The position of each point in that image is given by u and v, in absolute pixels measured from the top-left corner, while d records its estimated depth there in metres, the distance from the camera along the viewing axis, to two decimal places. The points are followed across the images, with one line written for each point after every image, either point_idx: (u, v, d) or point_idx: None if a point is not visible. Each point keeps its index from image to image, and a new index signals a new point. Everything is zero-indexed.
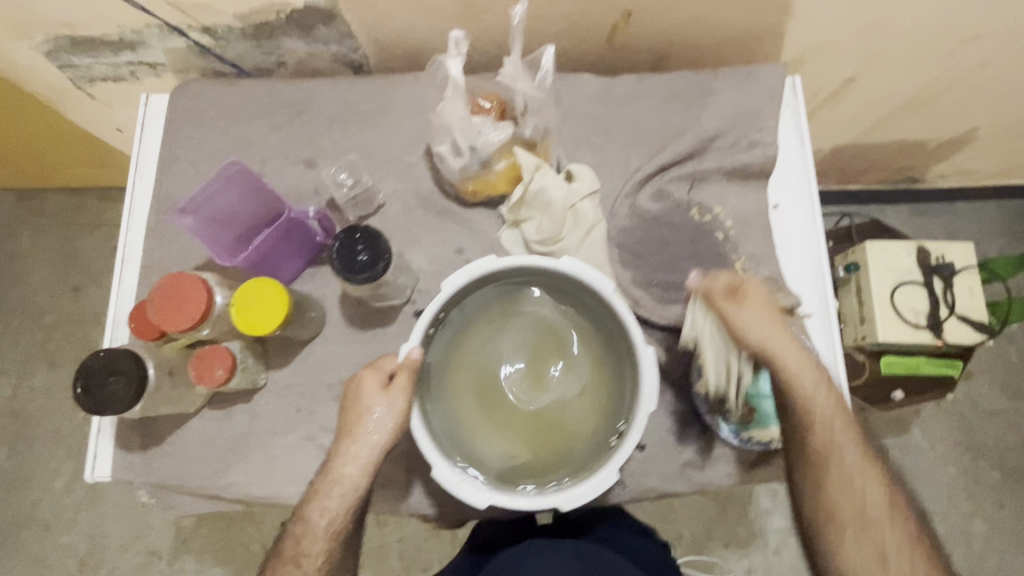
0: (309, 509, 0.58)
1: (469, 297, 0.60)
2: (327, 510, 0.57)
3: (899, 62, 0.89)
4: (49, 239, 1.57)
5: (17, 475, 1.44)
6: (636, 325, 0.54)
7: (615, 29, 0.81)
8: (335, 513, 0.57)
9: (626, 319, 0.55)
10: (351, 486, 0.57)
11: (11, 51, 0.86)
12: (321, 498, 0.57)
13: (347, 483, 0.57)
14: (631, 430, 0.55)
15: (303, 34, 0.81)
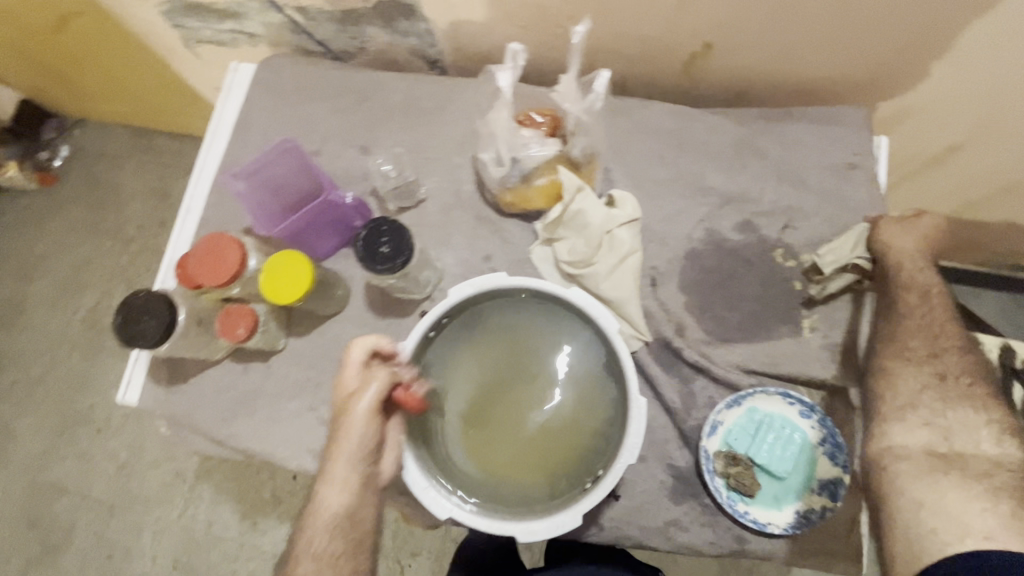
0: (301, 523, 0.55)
1: (476, 306, 0.59)
2: (312, 521, 0.54)
3: (1010, 135, 0.79)
4: (150, 174, 1.75)
5: (85, 378, 1.61)
6: (633, 370, 0.54)
7: (692, 60, 0.78)
8: (320, 529, 0.53)
9: (624, 363, 0.55)
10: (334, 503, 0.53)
11: (136, 7, 0.95)
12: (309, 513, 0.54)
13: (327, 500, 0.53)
14: (604, 479, 0.53)
15: (386, 24, 0.85)
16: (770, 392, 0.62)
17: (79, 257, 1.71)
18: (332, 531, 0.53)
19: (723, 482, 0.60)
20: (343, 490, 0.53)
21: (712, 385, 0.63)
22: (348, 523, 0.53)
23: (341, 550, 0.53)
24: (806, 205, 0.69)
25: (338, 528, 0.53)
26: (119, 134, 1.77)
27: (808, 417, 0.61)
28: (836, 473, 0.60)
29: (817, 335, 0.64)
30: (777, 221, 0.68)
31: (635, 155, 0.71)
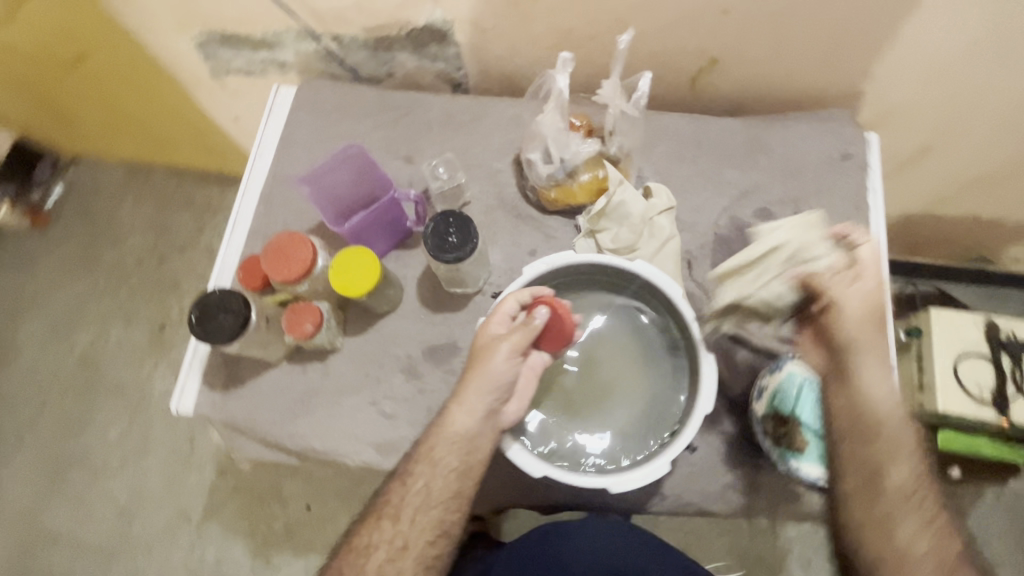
0: (423, 437, 0.61)
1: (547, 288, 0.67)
2: (433, 440, 0.60)
3: (976, 137, 0.89)
4: (146, 212, 1.69)
5: (74, 419, 1.51)
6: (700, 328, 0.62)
7: (698, 74, 0.85)
8: (440, 445, 0.60)
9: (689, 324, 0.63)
10: (460, 427, 0.59)
11: (169, 38, 0.99)
12: (432, 432, 0.60)
13: (455, 422, 0.59)
14: (684, 427, 0.61)
15: (416, 49, 0.91)
16: None
17: (71, 296, 1.63)
18: (452, 450, 0.59)
19: (775, 442, 0.66)
20: (472, 418, 0.59)
21: (753, 354, 0.70)
22: (466, 448, 0.59)
23: (454, 471, 0.59)
24: (814, 194, 0.77)
25: (458, 451, 0.59)
26: (115, 171, 1.74)
27: None
28: None
29: None
30: (790, 209, 0.76)
31: (660, 156, 0.78)
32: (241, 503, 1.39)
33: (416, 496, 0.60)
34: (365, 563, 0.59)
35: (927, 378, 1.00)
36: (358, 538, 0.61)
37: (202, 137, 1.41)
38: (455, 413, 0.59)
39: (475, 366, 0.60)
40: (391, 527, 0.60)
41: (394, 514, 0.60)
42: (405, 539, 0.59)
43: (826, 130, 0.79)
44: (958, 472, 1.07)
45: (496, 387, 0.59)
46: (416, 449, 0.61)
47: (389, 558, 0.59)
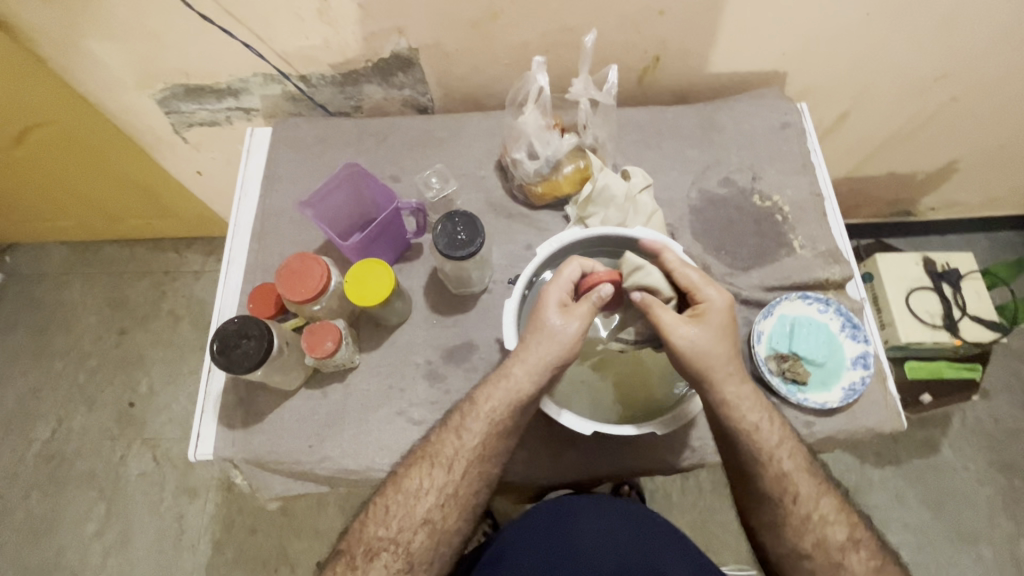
0: (480, 392, 0.63)
1: (555, 266, 0.71)
2: (493, 399, 0.61)
3: (883, 99, 1.03)
4: (101, 287, 1.61)
5: (45, 519, 1.38)
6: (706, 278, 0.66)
7: (645, 72, 0.94)
8: (500, 403, 0.61)
9: None
10: (520, 386, 0.60)
11: (129, 98, 0.99)
12: (491, 388, 0.62)
13: (517, 383, 0.60)
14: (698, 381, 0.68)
15: (383, 80, 0.95)
16: (792, 299, 0.76)
17: (26, 388, 1.51)
18: (510, 408, 0.61)
19: (781, 378, 0.72)
20: (530, 379, 0.60)
21: (744, 307, 0.77)
22: (523, 408, 0.61)
23: (506, 431, 0.61)
24: (766, 160, 0.86)
25: (516, 410, 0.61)
26: (60, 251, 1.65)
27: (826, 310, 0.75)
28: (861, 349, 0.73)
29: (808, 249, 0.79)
30: (749, 175, 0.85)
31: (628, 144, 0.86)
32: (247, 571, 1.31)
33: (468, 449, 0.61)
34: (412, 506, 0.61)
35: (886, 316, 1.11)
36: (408, 480, 0.62)
37: (160, 199, 1.38)
38: (514, 370, 0.61)
39: (535, 339, 0.61)
40: (442, 475, 0.61)
41: (447, 461, 0.62)
42: (454, 487, 0.61)
43: (764, 106, 0.89)
44: (929, 399, 1.14)
45: (555, 360, 0.60)
46: (473, 403, 0.63)
47: (437, 504, 0.61)
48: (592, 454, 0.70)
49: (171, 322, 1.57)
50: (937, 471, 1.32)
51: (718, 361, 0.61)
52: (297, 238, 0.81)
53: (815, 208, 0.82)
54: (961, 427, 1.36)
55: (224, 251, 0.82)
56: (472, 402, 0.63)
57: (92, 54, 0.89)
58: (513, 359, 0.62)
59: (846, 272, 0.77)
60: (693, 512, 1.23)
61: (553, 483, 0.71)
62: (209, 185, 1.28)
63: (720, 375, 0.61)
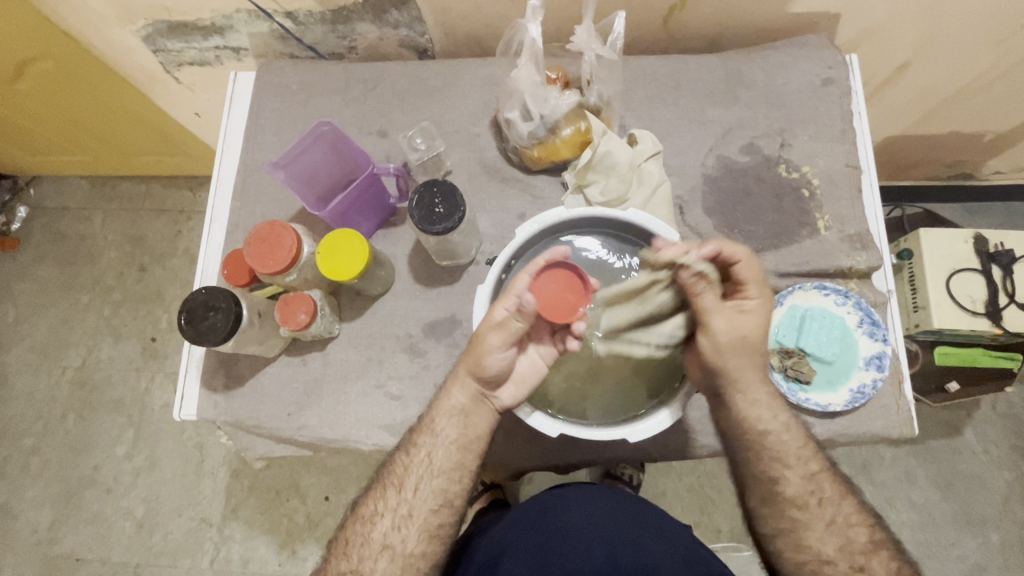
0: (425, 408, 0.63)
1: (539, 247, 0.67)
2: (434, 412, 0.62)
3: (958, 49, 0.87)
4: (116, 221, 1.59)
5: (77, 442, 1.45)
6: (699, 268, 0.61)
7: (673, 11, 0.80)
8: (441, 416, 0.61)
9: None
10: (457, 400, 0.61)
11: (113, 32, 0.93)
12: (435, 408, 0.62)
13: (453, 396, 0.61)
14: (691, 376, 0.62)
15: (375, 18, 0.83)
16: (806, 288, 0.69)
17: (56, 318, 1.54)
18: (448, 417, 0.61)
19: (782, 375, 0.67)
20: (467, 394, 0.61)
21: None
22: (465, 420, 0.61)
23: (455, 443, 0.61)
24: (800, 123, 0.75)
25: (462, 423, 0.61)
26: (79, 185, 1.62)
27: (844, 303, 0.68)
28: (878, 348, 0.67)
29: (834, 231, 0.71)
30: (777, 142, 0.75)
31: (640, 102, 0.76)
32: (261, 501, 1.35)
33: (418, 466, 0.61)
34: (369, 533, 0.60)
35: (922, 298, 1.01)
36: (364, 506, 0.61)
37: (164, 138, 1.34)
38: (449, 385, 0.62)
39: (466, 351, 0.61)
40: (395, 496, 0.60)
41: (399, 482, 0.61)
42: (408, 508, 0.60)
43: (807, 56, 0.76)
44: (957, 387, 1.07)
45: (474, 371, 0.60)
46: (420, 422, 0.62)
47: (394, 526, 0.59)
48: (570, 440, 0.68)
49: (187, 261, 1.55)
50: (954, 454, 1.26)
51: (741, 362, 0.58)
52: (279, 197, 0.77)
53: (849, 183, 0.72)
54: (990, 411, 1.28)
55: (207, 210, 0.79)
56: (418, 422, 0.63)
57: None
58: (454, 376, 0.63)
59: (872, 260, 0.69)
60: (692, 478, 1.21)
61: (531, 465, 0.70)
62: (209, 126, 1.23)
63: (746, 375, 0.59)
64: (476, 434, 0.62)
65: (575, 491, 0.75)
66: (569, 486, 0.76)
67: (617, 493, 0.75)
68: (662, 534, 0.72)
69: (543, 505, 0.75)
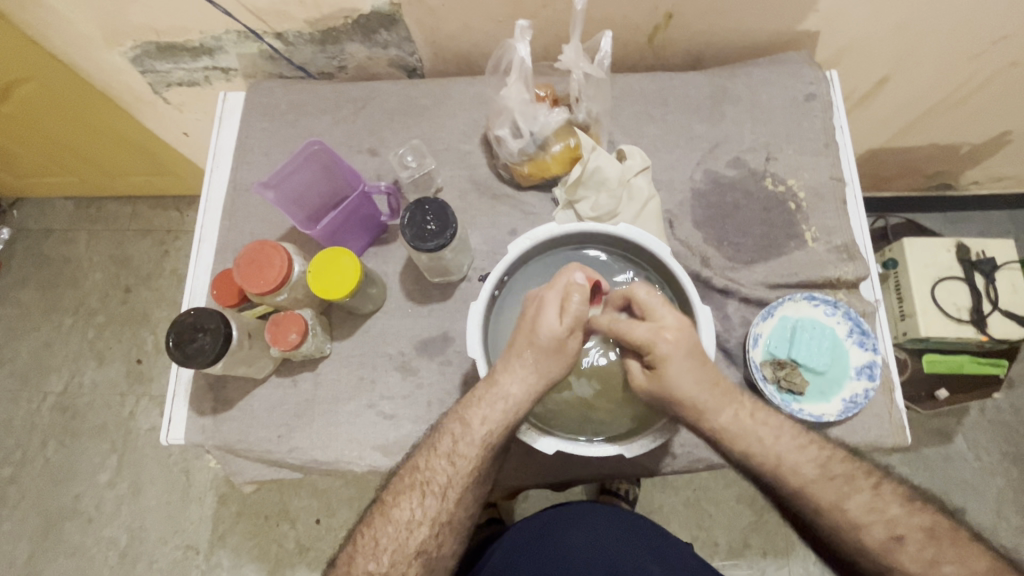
0: (472, 411, 0.59)
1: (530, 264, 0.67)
2: (489, 421, 0.58)
3: (934, 64, 0.89)
4: (102, 243, 1.57)
5: (59, 470, 1.41)
6: (692, 282, 0.60)
7: (657, 30, 0.81)
8: (497, 424, 0.58)
9: (681, 278, 0.62)
10: (519, 406, 0.57)
11: (101, 54, 0.92)
12: (484, 409, 0.58)
13: (518, 403, 0.57)
14: None
15: (365, 39, 0.84)
16: (796, 299, 0.70)
17: (38, 342, 1.51)
18: (504, 422, 0.58)
19: (775, 386, 0.67)
20: (528, 399, 0.58)
21: (743, 305, 0.71)
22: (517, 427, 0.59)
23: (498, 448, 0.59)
24: (784, 138, 0.77)
25: (512, 429, 0.58)
26: (64, 207, 1.60)
27: (834, 313, 0.69)
28: (868, 357, 0.67)
29: (821, 242, 0.72)
30: (762, 156, 0.76)
31: (628, 119, 0.78)
32: (249, 527, 1.32)
33: (461, 472, 0.59)
34: (405, 539, 0.57)
35: (908, 306, 1.03)
36: (397, 511, 0.58)
37: (150, 157, 1.33)
38: (509, 388, 0.57)
39: (534, 354, 0.58)
40: (436, 504, 0.58)
41: (440, 489, 0.58)
42: (449, 515, 0.58)
43: (788, 73, 0.78)
44: (945, 394, 1.09)
45: (554, 375, 0.58)
46: (468, 425, 0.58)
47: (432, 533, 0.58)
48: (566, 457, 0.68)
49: (174, 282, 1.53)
50: (945, 461, 1.26)
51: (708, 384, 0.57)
52: (270, 216, 0.77)
53: (834, 195, 0.74)
54: (979, 417, 1.28)
55: (195, 230, 0.79)
56: (461, 420, 0.59)
57: (53, 7, 0.81)
58: (510, 375, 0.58)
59: (860, 271, 0.70)
60: (687, 491, 1.20)
61: (527, 485, 0.69)
62: (198, 146, 1.23)
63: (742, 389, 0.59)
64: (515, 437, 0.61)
65: (579, 511, 0.74)
66: (572, 506, 0.75)
67: (619, 516, 0.74)
68: (663, 557, 0.71)
69: (545, 523, 0.73)
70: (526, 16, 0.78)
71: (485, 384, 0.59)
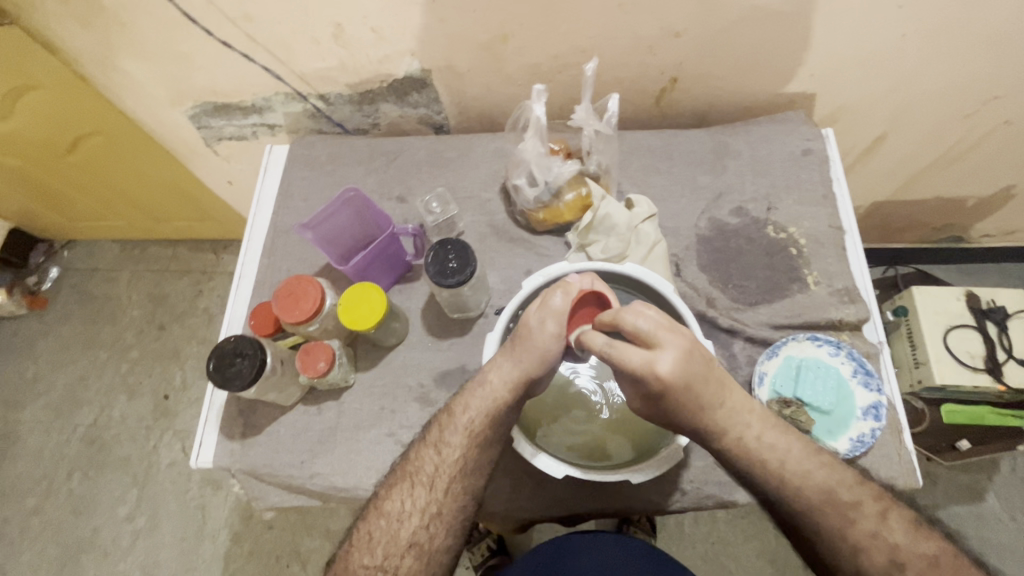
0: (457, 404, 0.64)
1: None
2: (470, 411, 0.63)
3: (927, 121, 0.95)
4: (143, 282, 1.67)
5: (81, 502, 1.44)
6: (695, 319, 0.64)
7: (663, 92, 0.89)
8: (476, 414, 0.63)
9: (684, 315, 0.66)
10: (497, 396, 0.62)
11: (164, 112, 1.04)
12: (465, 398, 0.64)
13: (495, 396, 0.62)
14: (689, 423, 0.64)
15: (398, 99, 0.93)
16: (800, 340, 0.73)
17: (74, 375, 1.58)
18: (483, 414, 0.62)
19: (783, 424, 0.70)
20: (505, 393, 0.62)
21: (749, 344, 0.74)
22: (498, 420, 0.63)
23: (488, 442, 0.63)
24: (784, 189, 0.82)
25: (493, 421, 0.63)
26: (111, 248, 1.71)
27: (837, 353, 0.72)
28: (874, 398, 0.69)
29: (823, 286, 0.75)
30: (764, 206, 0.81)
31: (637, 171, 0.84)
32: (260, 566, 1.31)
33: (447, 464, 0.63)
34: (396, 530, 0.62)
35: (921, 354, 1.03)
36: (389, 504, 0.63)
37: (195, 204, 1.44)
38: (489, 381, 0.63)
39: (520, 349, 0.61)
40: (425, 495, 0.63)
41: (428, 480, 0.63)
42: (438, 506, 0.63)
43: (786, 131, 0.84)
44: (968, 445, 1.08)
45: (534, 372, 0.61)
46: (452, 419, 0.64)
47: (422, 525, 0.62)
48: (575, 490, 0.69)
49: (206, 320, 1.60)
50: (979, 521, 1.19)
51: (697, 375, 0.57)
52: (305, 255, 0.84)
53: (834, 241, 0.78)
54: (1011, 474, 1.22)
55: (237, 267, 0.86)
56: (448, 414, 0.65)
57: (127, 72, 0.93)
58: (493, 367, 0.63)
59: (862, 314, 0.73)
60: (706, 545, 1.17)
61: (538, 518, 0.70)
62: (240, 193, 1.33)
63: (746, 423, 0.60)
64: (501, 430, 0.64)
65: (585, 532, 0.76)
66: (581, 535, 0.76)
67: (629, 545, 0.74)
68: None
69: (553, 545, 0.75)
70: (543, 81, 0.87)
71: (472, 383, 0.65)
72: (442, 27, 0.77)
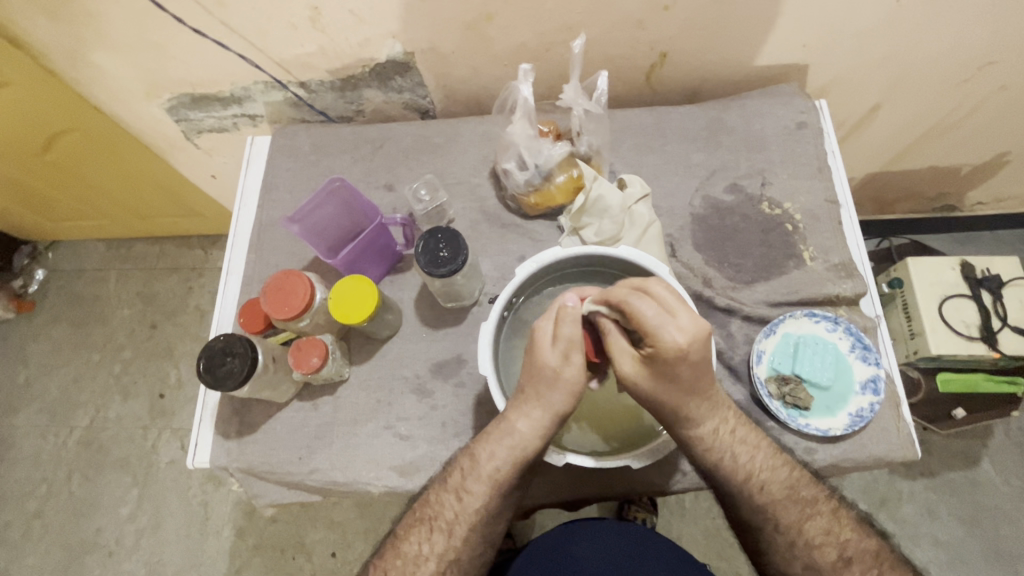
0: (481, 448, 0.63)
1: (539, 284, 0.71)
2: (496, 458, 0.62)
3: (921, 89, 0.93)
4: (131, 281, 1.64)
5: (82, 504, 1.43)
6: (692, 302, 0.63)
7: (653, 68, 0.87)
8: (503, 461, 0.62)
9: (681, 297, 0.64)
10: (525, 440, 0.61)
11: (139, 105, 1.00)
12: (491, 441, 0.62)
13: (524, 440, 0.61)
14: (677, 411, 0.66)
15: (381, 85, 0.90)
16: (797, 317, 0.73)
17: (67, 377, 1.56)
18: (510, 462, 0.61)
19: (781, 402, 0.70)
20: (535, 436, 0.62)
21: (746, 323, 0.73)
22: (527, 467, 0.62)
23: (508, 488, 0.63)
24: (778, 164, 0.80)
25: (518, 468, 0.62)
26: (97, 248, 1.68)
27: (835, 329, 0.72)
28: (872, 371, 0.69)
29: (819, 261, 0.74)
30: (758, 181, 0.80)
31: (629, 151, 0.82)
32: (265, 560, 1.32)
33: (467, 510, 0.62)
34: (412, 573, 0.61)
35: (916, 324, 1.03)
36: (407, 544, 0.62)
37: (179, 199, 1.41)
38: (516, 424, 0.62)
39: (540, 387, 0.61)
40: (442, 541, 0.62)
41: (447, 525, 0.62)
42: (455, 553, 0.62)
43: (779, 104, 0.83)
44: (963, 413, 1.08)
45: (561, 408, 0.61)
46: (476, 465, 0.63)
47: (438, 570, 0.61)
48: (577, 476, 0.69)
49: (198, 317, 1.58)
50: (973, 486, 1.21)
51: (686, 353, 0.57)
52: (294, 249, 0.82)
53: (829, 215, 0.77)
54: (1005, 440, 1.24)
55: (224, 264, 0.84)
56: (471, 457, 0.63)
57: (99, 64, 0.89)
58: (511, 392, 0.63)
59: (857, 288, 0.72)
60: (707, 521, 1.18)
61: (541, 505, 0.71)
62: (225, 187, 1.30)
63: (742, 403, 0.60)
64: (525, 478, 0.64)
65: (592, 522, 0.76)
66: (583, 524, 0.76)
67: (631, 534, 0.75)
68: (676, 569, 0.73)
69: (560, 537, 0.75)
70: (530, 61, 0.84)
71: (498, 424, 0.63)
72: (423, 7, 0.74)
